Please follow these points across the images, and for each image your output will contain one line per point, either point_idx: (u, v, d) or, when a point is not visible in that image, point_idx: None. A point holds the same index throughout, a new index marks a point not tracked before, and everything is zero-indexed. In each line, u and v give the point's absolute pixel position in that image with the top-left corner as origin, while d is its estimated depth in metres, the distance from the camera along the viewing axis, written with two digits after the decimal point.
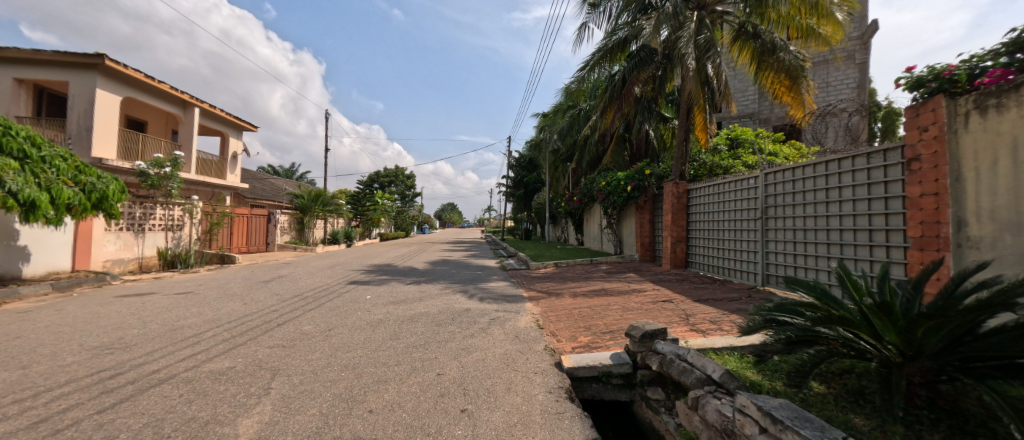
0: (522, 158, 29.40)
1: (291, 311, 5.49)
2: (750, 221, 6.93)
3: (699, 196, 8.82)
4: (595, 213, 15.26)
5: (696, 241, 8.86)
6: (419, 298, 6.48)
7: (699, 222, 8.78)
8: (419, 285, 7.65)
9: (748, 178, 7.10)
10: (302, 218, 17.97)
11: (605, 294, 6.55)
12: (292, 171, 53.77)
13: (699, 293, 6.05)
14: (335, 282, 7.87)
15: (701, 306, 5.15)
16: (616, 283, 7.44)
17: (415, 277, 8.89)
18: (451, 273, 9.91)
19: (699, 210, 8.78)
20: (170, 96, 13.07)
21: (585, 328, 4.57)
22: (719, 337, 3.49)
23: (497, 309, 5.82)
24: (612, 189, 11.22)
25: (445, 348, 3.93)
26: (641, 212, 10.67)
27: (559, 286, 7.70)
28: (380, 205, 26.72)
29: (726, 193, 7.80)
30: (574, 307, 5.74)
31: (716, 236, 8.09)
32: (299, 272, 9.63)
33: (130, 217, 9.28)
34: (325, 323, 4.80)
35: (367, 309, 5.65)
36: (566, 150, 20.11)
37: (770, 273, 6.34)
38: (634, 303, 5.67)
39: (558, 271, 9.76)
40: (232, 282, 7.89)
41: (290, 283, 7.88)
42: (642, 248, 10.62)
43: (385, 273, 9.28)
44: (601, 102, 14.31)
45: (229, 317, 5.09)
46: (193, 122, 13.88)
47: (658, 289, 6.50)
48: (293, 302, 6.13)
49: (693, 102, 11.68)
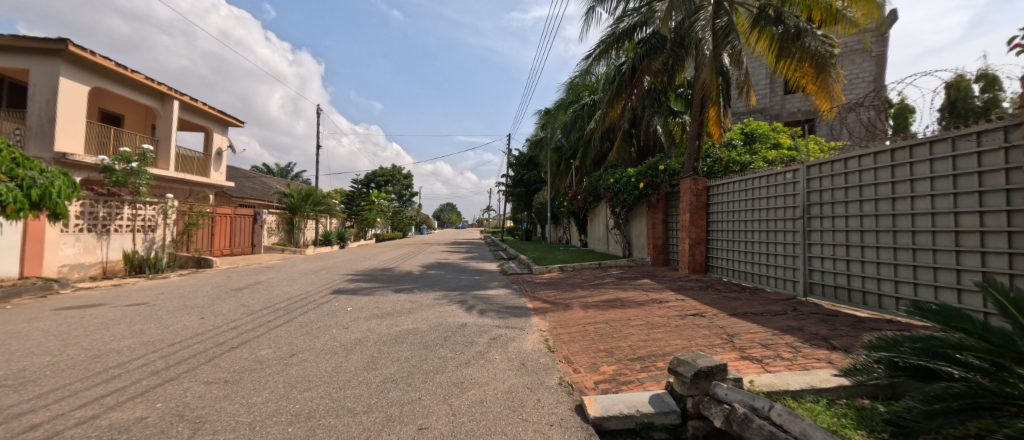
0: (522, 157, 28.57)
1: (254, 328, 4.60)
2: (786, 221, 6.08)
3: (720, 194, 7.97)
4: (601, 213, 14.41)
5: (717, 243, 8.01)
6: (408, 310, 5.62)
7: (721, 222, 7.93)
8: (410, 294, 6.78)
9: (783, 173, 6.23)
10: (291, 218, 17.07)
11: (622, 305, 5.70)
12: (287, 171, 52.57)
13: (732, 304, 5.22)
14: (316, 290, 7.02)
15: (743, 323, 4.32)
16: (632, 292, 6.59)
17: (407, 284, 8.01)
18: (447, 278, 9.04)
19: (720, 209, 7.94)
20: (145, 87, 12.21)
21: (606, 352, 3.71)
22: (792, 375, 2.65)
23: (498, 325, 4.96)
24: (622, 186, 10.33)
25: (432, 384, 3.07)
26: (653, 212, 9.83)
27: (567, 294, 6.83)
28: (375, 205, 25.83)
29: (754, 190, 6.95)
30: (589, 323, 4.88)
31: (741, 237, 7.26)
32: (279, 278, 8.75)
33: (91, 217, 8.40)
34: (289, 346, 3.94)
35: (345, 326, 4.78)
36: (569, 147, 19.25)
37: (814, 281, 5.49)
38: (658, 317, 4.83)
39: (565, 276, 8.89)
40: (199, 290, 6.98)
41: (265, 291, 6.99)
42: (655, 251, 9.80)
43: (373, 279, 8.40)
44: (608, 94, 13.46)
45: (177, 337, 4.23)
46: (172, 116, 13.01)
47: (683, 300, 5.66)
48: (261, 315, 5.25)
49: (707, 94, 10.89)
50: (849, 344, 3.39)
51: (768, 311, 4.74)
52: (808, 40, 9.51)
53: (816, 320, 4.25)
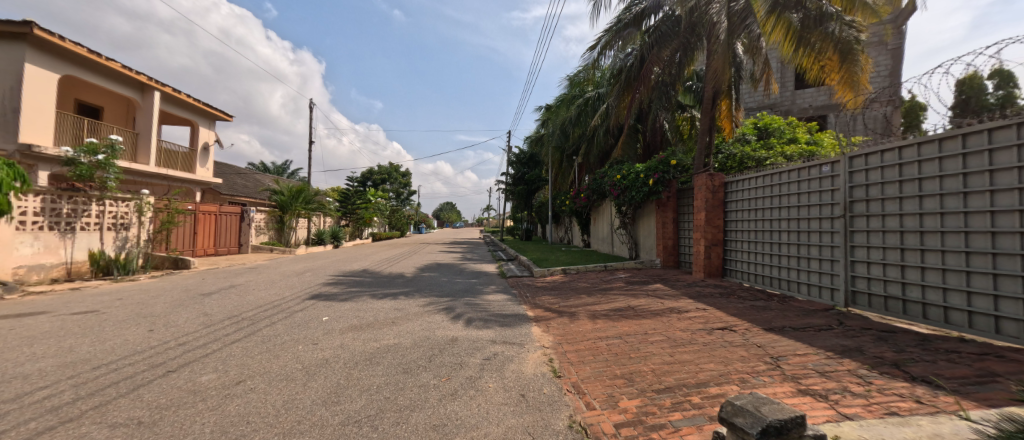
0: (523, 154, 27.87)
1: (206, 345, 3.90)
2: (822, 221, 5.32)
3: (740, 190, 7.21)
4: (605, 212, 13.72)
5: (737, 245, 7.26)
6: (392, 320, 4.93)
7: (741, 221, 7.18)
8: (397, 301, 6.09)
9: (819, 166, 5.43)
10: (281, 217, 16.33)
11: (636, 316, 4.99)
12: (284, 169, 51.81)
13: (763, 316, 4.53)
14: (293, 295, 6.31)
15: (785, 341, 3.62)
16: (644, 298, 5.89)
17: (396, 288, 7.30)
18: (441, 281, 8.34)
19: (741, 207, 7.18)
20: (123, 77, 11.57)
21: (625, 380, 3.02)
22: (882, 427, 1.97)
23: (494, 340, 4.25)
24: (629, 183, 9.66)
25: (405, 427, 2.37)
26: (663, 210, 9.17)
27: (571, 301, 6.12)
28: (371, 203, 25.15)
29: (783, 186, 6.17)
30: (600, 338, 4.19)
31: (766, 238, 6.50)
32: (258, 281, 8.04)
33: (54, 214, 7.68)
34: (238, 370, 3.24)
35: (314, 340, 4.09)
36: (571, 145, 18.60)
37: (858, 289, 4.72)
38: (681, 333, 4.13)
39: (568, 280, 8.18)
40: (162, 296, 6.25)
41: (236, 296, 6.27)
42: (664, 252, 9.11)
43: (360, 282, 7.69)
44: (614, 87, 12.84)
45: (108, 356, 3.53)
46: (153, 108, 12.35)
47: (705, 310, 4.96)
48: (220, 327, 4.55)
49: (720, 86, 10.35)
50: (933, 375, 2.70)
51: (810, 326, 4.05)
52: (832, 26, 8.87)
53: (872, 338, 3.56)
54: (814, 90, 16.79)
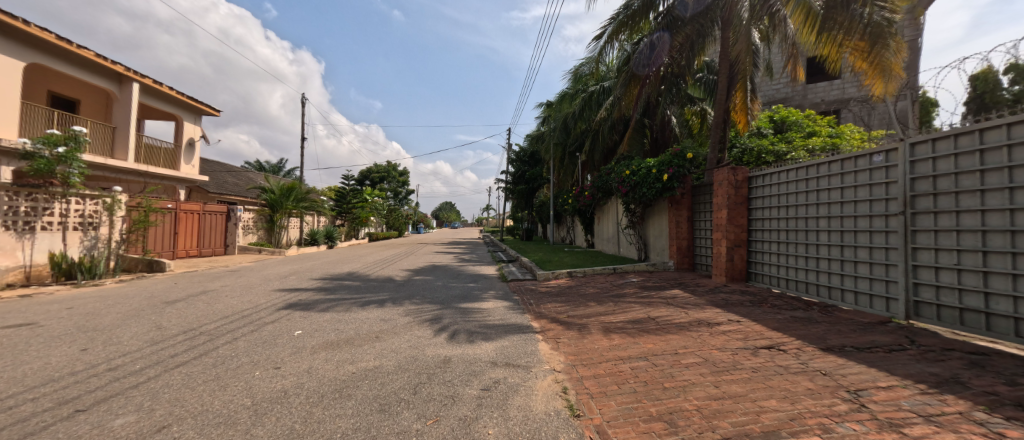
0: (523, 152, 27.18)
1: (141, 370, 3.19)
2: (873, 218, 4.53)
3: (769, 185, 6.42)
4: (611, 211, 13.04)
5: (766, 245, 6.48)
6: (375, 336, 4.21)
7: (770, 219, 6.39)
8: (383, 312, 5.38)
9: (869, 155, 4.63)
10: (270, 216, 15.52)
11: (659, 330, 4.28)
12: (280, 167, 51.08)
13: (813, 331, 3.82)
14: (267, 304, 5.59)
15: (855, 368, 2.91)
16: (664, 307, 5.18)
17: (383, 294, 6.59)
18: (436, 286, 7.63)
19: (770, 204, 6.39)
20: (96, 67, 10.93)
21: (665, 425, 2.32)
22: None
23: (494, 361, 3.54)
24: (640, 179, 8.97)
25: None
26: (677, 208, 8.53)
27: (581, 310, 5.41)
28: (367, 203, 24.41)
29: (823, 179, 5.37)
30: (622, 359, 3.48)
31: (801, 238, 5.72)
32: (234, 286, 7.31)
33: (9, 213, 6.94)
34: (167, 410, 2.53)
35: (276, 363, 3.37)
36: (573, 142, 17.96)
37: (922, 300, 3.94)
38: (720, 353, 3.43)
39: (575, 284, 7.46)
40: (119, 305, 5.52)
41: (202, 305, 5.54)
42: (678, 254, 8.45)
43: (345, 287, 6.97)
44: (620, 79, 12.20)
45: (12, 387, 2.82)
46: (130, 100, 11.66)
47: (740, 322, 4.25)
48: (170, 344, 3.84)
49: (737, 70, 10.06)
50: None
51: (877, 345, 3.34)
52: (860, 8, 8.15)
53: (965, 364, 2.87)
54: (826, 84, 16.75)
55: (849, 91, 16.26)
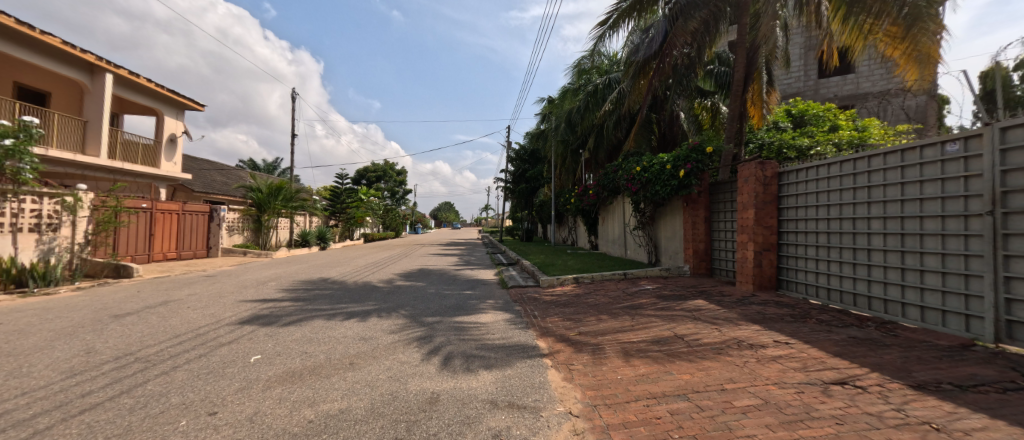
0: (523, 150, 26.49)
1: (29, 419, 2.42)
2: (946, 219, 3.75)
3: (804, 181, 5.65)
4: (617, 211, 12.35)
5: (800, 250, 5.71)
6: (348, 363, 3.46)
7: (805, 220, 5.62)
8: (365, 328, 4.62)
9: (941, 144, 3.84)
10: (258, 216, 14.75)
11: (691, 353, 3.54)
12: (275, 168, 49.98)
13: (888, 360, 3.10)
14: (231, 318, 4.83)
15: (976, 420, 2.18)
16: (691, 322, 4.44)
17: (368, 304, 5.82)
18: (428, 294, 6.88)
19: (806, 203, 5.62)
20: (65, 56, 10.18)
21: None
22: None
23: (494, 400, 2.79)
24: (652, 176, 8.23)
25: None
26: (693, 208, 7.82)
27: (593, 326, 4.67)
28: (362, 202, 23.63)
29: (874, 174, 4.60)
30: (656, 399, 2.72)
31: (846, 242, 4.96)
32: (201, 295, 6.53)
33: None
34: None
35: (213, 406, 2.62)
36: (576, 139, 17.22)
37: (1017, 319, 3.18)
38: (783, 392, 2.69)
39: (583, 292, 6.71)
40: (57, 320, 4.74)
41: (154, 321, 4.76)
42: (694, 258, 7.74)
43: (325, 297, 6.20)
44: (627, 70, 11.60)
45: None
46: (103, 92, 10.88)
47: (790, 345, 3.51)
48: (86, 377, 3.06)
49: (753, 62, 9.60)
50: None
51: (983, 383, 2.61)
52: None
53: None
54: (839, 78, 16.32)
55: (863, 86, 15.92)
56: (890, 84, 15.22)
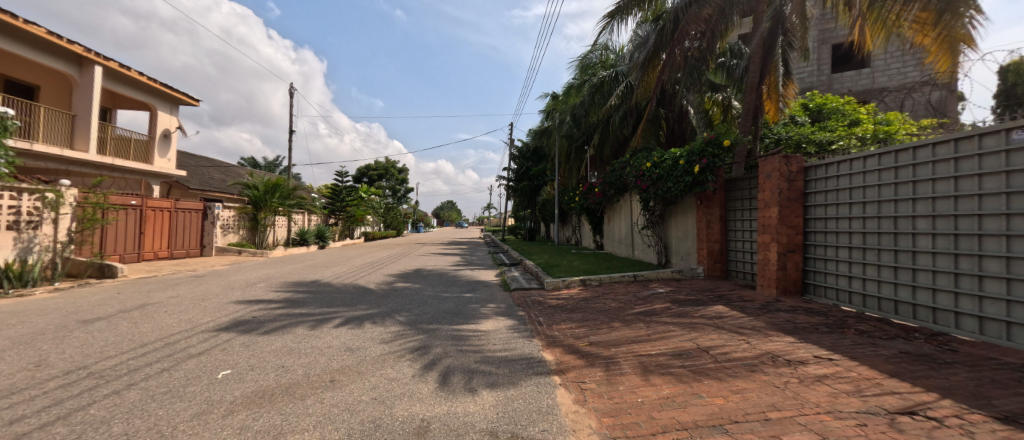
0: (527, 147, 26.04)
1: None
2: (1012, 218, 3.19)
3: (836, 175, 5.10)
4: (624, 209, 11.90)
5: (832, 251, 5.17)
6: (327, 380, 3.03)
7: (836, 219, 5.09)
8: (353, 336, 4.19)
9: (1005, 131, 3.26)
10: (254, 214, 14.36)
11: (720, 371, 3.08)
12: (275, 165, 49.53)
13: (959, 383, 2.63)
14: (208, 325, 4.41)
15: None
16: (714, 332, 3.98)
17: (360, 308, 5.40)
18: (425, 297, 6.46)
19: (836, 200, 5.09)
20: (51, 47, 9.79)
21: None
22: None
23: (493, 431, 2.35)
24: (663, 172, 7.75)
25: None
26: (708, 206, 7.34)
27: (606, 335, 4.22)
28: (362, 200, 23.23)
29: (920, 167, 4.02)
30: (687, 431, 2.26)
31: (885, 243, 4.41)
32: (183, 297, 6.13)
33: None
34: None
35: (159, 438, 2.19)
36: (581, 135, 16.70)
37: None
38: (843, 425, 2.22)
39: (591, 296, 6.26)
40: (18, 325, 4.34)
41: (123, 327, 4.35)
42: (709, 259, 7.27)
43: (314, 300, 5.77)
44: (636, 62, 11.13)
45: None
46: (91, 85, 10.49)
47: (835, 362, 3.05)
48: (21, 399, 2.63)
49: (770, 52, 9.14)
50: None
51: None
52: None
53: None
54: (854, 73, 15.85)
55: (879, 80, 15.46)
56: (908, 79, 14.74)
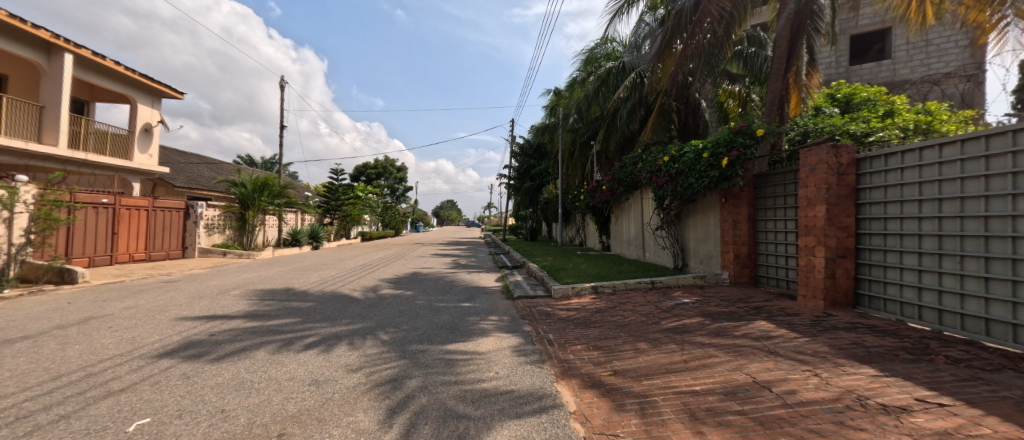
0: (529, 144, 25.26)
1: None
2: None
3: (900, 167, 4.26)
4: (634, 208, 11.16)
5: (893, 257, 4.32)
6: (274, 434, 2.26)
7: (900, 219, 4.24)
8: (322, 363, 3.43)
9: None
10: (241, 213, 13.59)
11: (798, 422, 2.31)
12: (273, 163, 48.71)
13: None
14: (150, 348, 3.64)
15: None
16: (768, 359, 3.21)
17: (340, 324, 4.65)
18: (418, 306, 5.71)
19: (901, 196, 4.23)
20: (16, 32, 9.03)
21: None
22: None
23: None
24: (684, 166, 6.98)
25: None
26: (735, 205, 6.57)
27: (632, 362, 3.44)
28: (358, 199, 22.44)
29: (1020, 155, 3.17)
30: None
31: (969, 248, 3.58)
32: (142, 307, 5.36)
33: None
34: None
35: None
36: (586, 129, 15.87)
37: None
38: None
39: (606, 307, 5.49)
40: None
41: (46, 350, 3.58)
42: (736, 264, 6.51)
43: (288, 313, 5.01)
44: (652, 48, 10.37)
45: None
46: (61, 74, 9.74)
47: (953, 412, 2.27)
48: None
49: (797, 37, 8.39)
50: None
51: None
52: None
53: None
54: (873, 65, 15.05)
55: (901, 72, 14.66)
56: (931, 71, 13.93)
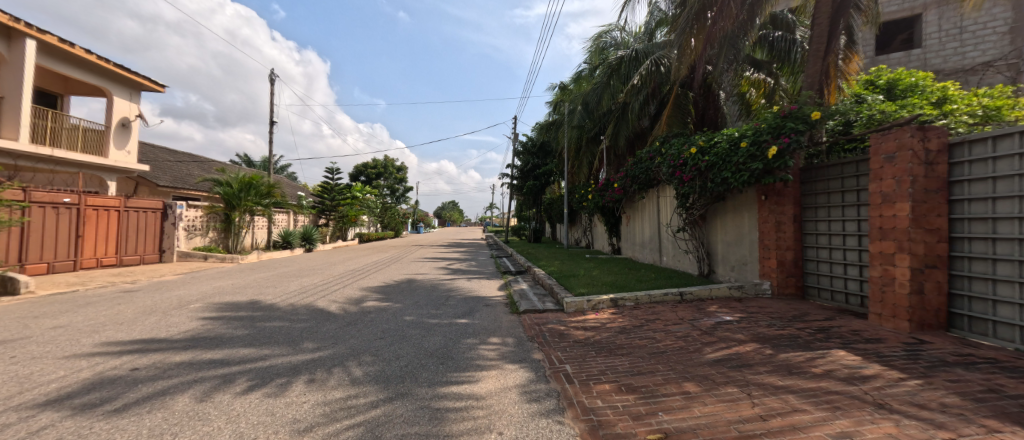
0: (533, 142, 24.33)
1: None
2: None
3: (1017, 153, 3.28)
4: (649, 208, 10.22)
5: (1005, 268, 3.36)
6: None
7: (1017, 219, 3.27)
8: (259, 416, 2.50)
9: None
10: (227, 214, 12.73)
11: None
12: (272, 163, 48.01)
13: None
14: (31, 394, 2.71)
15: None
16: (885, 419, 2.26)
17: (304, 351, 3.73)
18: (405, 324, 4.80)
19: (1018, 190, 3.26)
20: None
21: None
22: None
23: None
24: (717, 158, 6.03)
25: None
26: (779, 203, 5.61)
27: (687, 417, 2.49)
28: (355, 199, 21.57)
29: None
30: None
31: None
32: (71, 326, 4.46)
33: None
34: None
35: None
36: (594, 125, 14.90)
37: None
38: None
39: (631, 326, 4.55)
40: None
41: None
42: (780, 272, 5.56)
43: (244, 336, 4.09)
44: (670, 30, 9.41)
45: None
46: (22, 62, 8.88)
47: None
48: None
49: (838, 14, 7.41)
50: None
51: None
52: None
53: None
54: (902, 55, 14.04)
55: (932, 62, 13.60)
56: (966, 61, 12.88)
